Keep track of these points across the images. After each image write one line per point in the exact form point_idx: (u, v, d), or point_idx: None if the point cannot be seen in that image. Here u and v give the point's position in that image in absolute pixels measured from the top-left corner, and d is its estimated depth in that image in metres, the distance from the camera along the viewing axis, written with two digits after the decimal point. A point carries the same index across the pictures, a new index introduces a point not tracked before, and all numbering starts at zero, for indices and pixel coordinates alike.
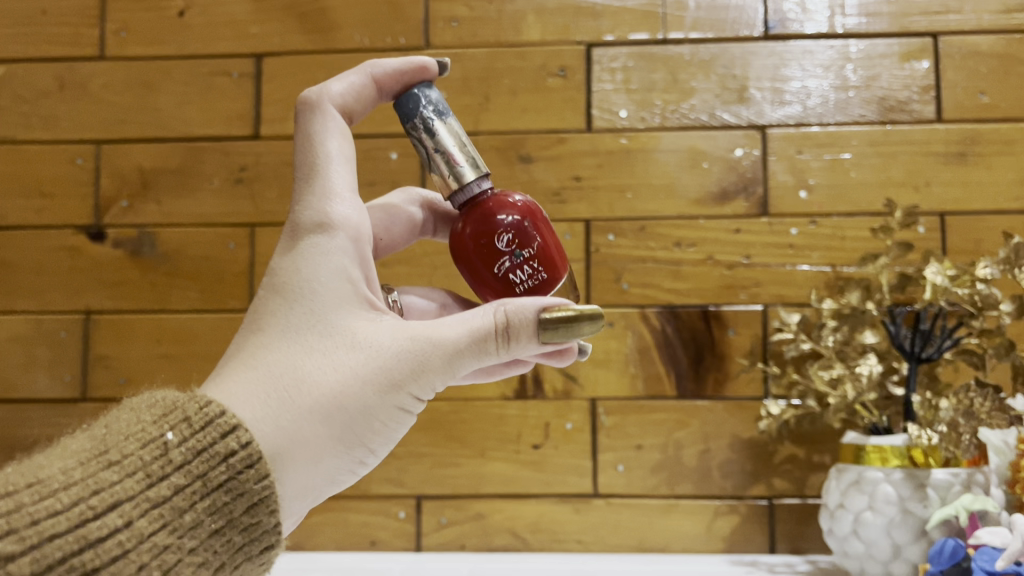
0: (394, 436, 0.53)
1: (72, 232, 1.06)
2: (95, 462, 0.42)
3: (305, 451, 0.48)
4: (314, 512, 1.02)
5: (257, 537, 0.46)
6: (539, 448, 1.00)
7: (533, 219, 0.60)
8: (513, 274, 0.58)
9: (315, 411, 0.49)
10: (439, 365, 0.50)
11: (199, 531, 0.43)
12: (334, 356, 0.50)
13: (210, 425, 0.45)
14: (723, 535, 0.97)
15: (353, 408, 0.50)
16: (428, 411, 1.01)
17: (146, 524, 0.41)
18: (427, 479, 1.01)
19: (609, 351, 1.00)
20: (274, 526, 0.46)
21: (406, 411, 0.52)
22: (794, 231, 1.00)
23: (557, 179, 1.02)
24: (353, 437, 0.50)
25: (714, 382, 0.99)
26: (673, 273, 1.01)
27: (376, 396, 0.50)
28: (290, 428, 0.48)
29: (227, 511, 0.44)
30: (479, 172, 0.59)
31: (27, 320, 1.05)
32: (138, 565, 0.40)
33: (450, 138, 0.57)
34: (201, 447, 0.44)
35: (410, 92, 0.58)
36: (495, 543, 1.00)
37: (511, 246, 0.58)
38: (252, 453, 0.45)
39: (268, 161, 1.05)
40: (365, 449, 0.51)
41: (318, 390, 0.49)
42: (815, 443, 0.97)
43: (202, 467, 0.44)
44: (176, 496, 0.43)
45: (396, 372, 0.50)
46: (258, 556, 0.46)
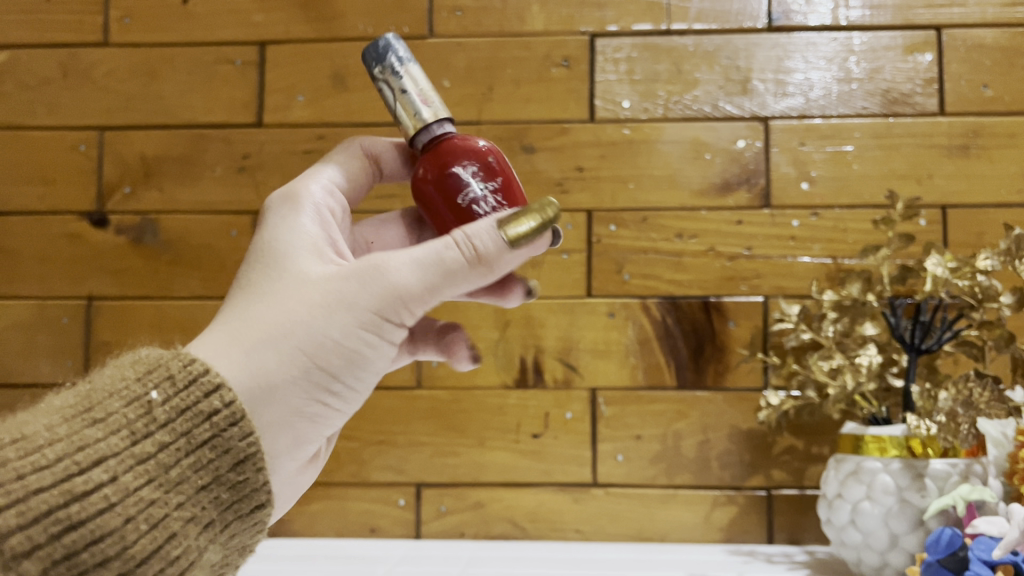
0: (363, 366, 0.51)
1: (75, 218, 1.06)
2: (79, 419, 0.43)
3: (259, 382, 0.48)
4: (315, 500, 1.03)
5: (245, 494, 0.46)
6: (539, 437, 1.00)
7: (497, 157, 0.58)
8: (478, 207, 0.56)
9: (269, 345, 0.48)
10: (394, 283, 0.49)
11: (184, 487, 0.44)
12: (287, 295, 0.50)
13: (193, 384, 0.45)
14: (722, 526, 0.98)
15: (305, 330, 0.49)
16: (429, 400, 1.02)
17: (131, 479, 0.42)
18: (428, 467, 1.01)
19: (610, 342, 1.01)
20: (262, 484, 0.47)
21: (370, 338, 0.50)
22: (796, 223, 1.00)
23: (559, 170, 1.03)
24: (313, 366, 0.49)
25: (714, 374, 1.00)
26: (674, 264, 1.01)
27: (328, 320, 0.49)
28: (243, 359, 0.48)
29: (213, 467, 0.45)
30: (439, 116, 0.58)
31: (30, 306, 1.05)
32: (124, 518, 0.41)
33: (417, 81, 0.57)
34: (185, 406, 0.45)
35: (376, 43, 0.58)
36: (494, 532, 1.00)
37: (477, 178, 0.56)
38: (236, 412, 0.46)
39: (270, 149, 1.05)
40: (330, 381, 0.50)
41: (269, 322, 0.49)
42: (813, 433, 0.98)
43: (186, 425, 0.44)
44: (160, 453, 0.43)
45: (346, 294, 0.49)
46: (249, 515, 0.47)
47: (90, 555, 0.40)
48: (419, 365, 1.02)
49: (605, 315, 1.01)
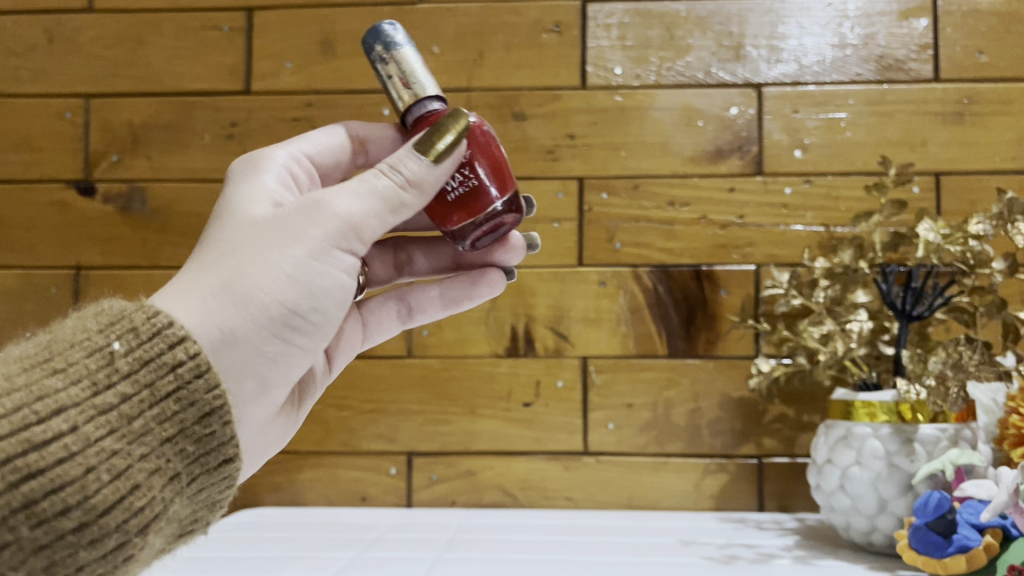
0: (326, 298, 0.50)
1: (61, 187, 1.05)
2: (39, 369, 0.42)
3: (217, 326, 0.47)
4: (306, 469, 1.02)
5: (212, 448, 0.46)
6: (530, 406, 1.00)
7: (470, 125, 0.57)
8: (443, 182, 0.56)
9: (229, 284, 0.48)
10: (340, 208, 0.50)
11: (148, 438, 0.43)
12: (241, 239, 0.49)
13: (157, 336, 0.45)
14: (712, 493, 0.98)
15: (265, 266, 0.48)
16: (419, 367, 1.02)
17: (92, 429, 0.42)
18: (419, 435, 1.01)
19: (601, 311, 1.00)
20: (229, 438, 0.47)
21: (327, 266, 0.50)
22: (788, 190, 0.99)
23: (551, 137, 1.02)
24: (272, 307, 0.48)
25: (706, 342, 0.99)
26: (665, 233, 1.00)
27: (282, 257, 0.49)
28: (197, 306, 0.47)
29: (178, 419, 0.45)
30: (428, 95, 0.57)
31: (17, 276, 1.04)
32: (85, 467, 0.41)
33: (403, 65, 0.57)
34: (148, 358, 0.44)
35: (376, 27, 0.58)
36: (485, 500, 1.01)
37: None
38: (200, 364, 0.45)
39: (258, 117, 1.04)
40: (294, 318, 0.50)
41: (227, 264, 0.48)
42: (804, 401, 0.97)
43: (149, 377, 0.44)
44: (123, 404, 0.43)
45: (298, 227, 0.49)
46: (215, 469, 0.47)
47: (50, 504, 0.40)
48: (410, 334, 1.02)
49: (597, 283, 1.00)
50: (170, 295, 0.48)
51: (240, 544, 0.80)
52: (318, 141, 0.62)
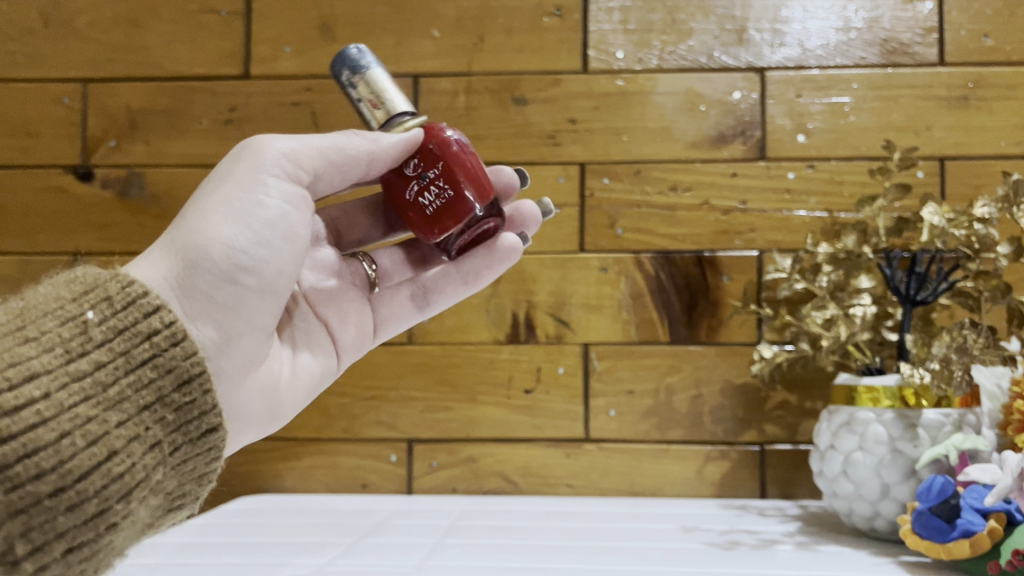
0: (272, 234, 0.54)
1: (59, 172, 1.05)
2: (12, 338, 0.44)
3: (160, 268, 0.51)
4: (305, 455, 1.02)
5: (193, 417, 0.48)
6: (531, 393, 1.00)
7: (443, 140, 0.61)
8: (422, 198, 0.61)
9: (174, 238, 0.52)
10: (268, 157, 0.55)
11: (125, 405, 0.45)
12: (188, 207, 0.54)
13: (131, 306, 0.47)
14: (714, 480, 0.98)
15: (203, 213, 0.52)
16: (419, 354, 1.01)
17: (66, 396, 0.43)
18: (419, 422, 1.01)
19: (603, 297, 1.00)
20: (212, 407, 0.49)
21: (264, 203, 0.54)
22: (792, 175, 0.99)
23: (551, 122, 1.01)
24: (214, 244, 0.51)
25: (708, 329, 0.99)
26: (667, 218, 0.99)
27: (218, 201, 0.53)
28: (147, 260, 0.51)
29: (155, 387, 0.47)
30: (397, 110, 0.61)
31: (15, 262, 1.03)
32: (60, 432, 0.42)
33: (368, 86, 0.60)
34: (122, 328, 0.46)
35: (343, 52, 0.62)
36: (486, 487, 1.00)
37: (417, 170, 0.61)
38: (175, 333, 0.48)
39: (257, 101, 1.03)
40: (241, 255, 0.52)
41: (175, 227, 0.53)
42: (806, 388, 0.97)
43: (124, 346, 0.46)
44: (97, 371, 0.45)
45: (233, 177, 0.54)
46: (198, 440, 0.49)
47: (24, 468, 0.41)
48: None
49: (598, 270, 1.00)
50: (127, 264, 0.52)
51: (239, 529, 0.79)
52: None
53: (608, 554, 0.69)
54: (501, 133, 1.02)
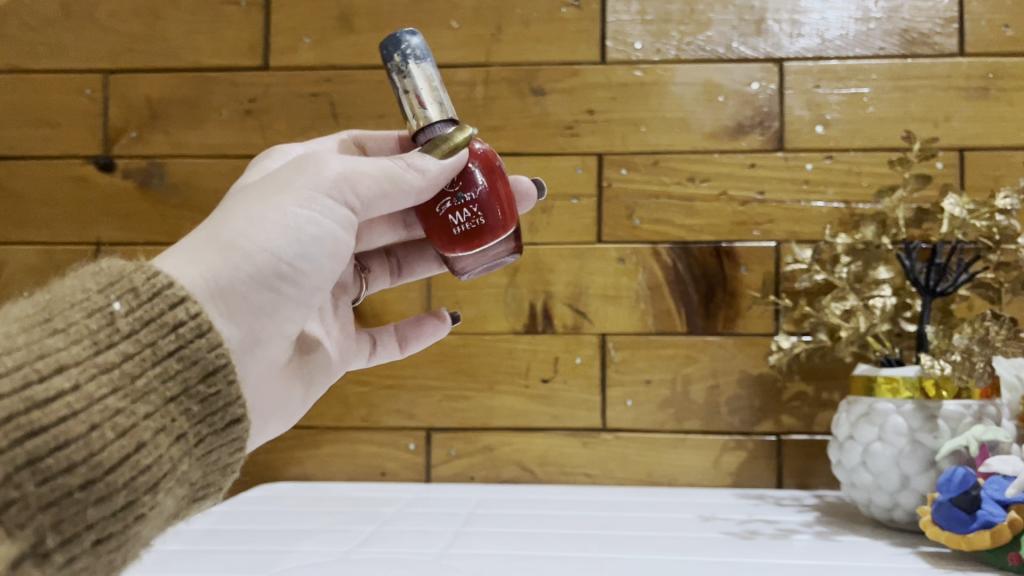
0: (312, 251, 0.51)
1: (81, 162, 1.05)
2: (39, 329, 0.41)
3: (204, 272, 0.47)
4: (325, 444, 1.03)
5: (218, 408, 0.46)
6: (548, 382, 1.00)
7: (483, 167, 0.61)
8: (452, 215, 0.60)
9: (216, 237, 0.48)
10: (335, 170, 0.52)
11: (151, 397, 0.43)
12: (236, 202, 0.50)
13: (158, 297, 0.44)
14: (731, 470, 0.98)
15: (251, 219, 0.49)
16: (437, 344, 1.02)
17: (95, 388, 0.40)
18: (437, 411, 1.02)
19: (621, 287, 1.00)
20: (237, 398, 0.46)
21: (322, 218, 0.51)
22: (810, 166, 0.99)
23: (569, 113, 1.01)
24: (260, 254, 0.48)
25: (725, 320, 0.99)
26: (685, 209, 1.00)
27: (273, 210, 0.49)
28: (185, 259, 0.47)
29: (180, 378, 0.44)
30: (444, 115, 0.59)
31: (38, 252, 1.05)
32: (89, 425, 0.40)
33: (420, 82, 0.59)
34: (149, 318, 0.43)
35: (395, 34, 0.60)
36: (503, 475, 1.01)
37: (454, 188, 0.59)
38: (201, 324, 0.45)
39: (276, 92, 1.04)
40: (285, 267, 0.50)
41: (217, 222, 0.49)
42: (823, 378, 0.97)
43: (151, 337, 0.43)
44: (124, 363, 0.42)
45: (286, 185, 0.50)
46: (223, 431, 0.47)
47: (55, 461, 0.38)
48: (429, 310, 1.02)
49: (615, 260, 1.00)
50: (162, 257, 0.48)
51: (262, 516, 0.81)
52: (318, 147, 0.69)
53: (629, 543, 0.69)
54: (519, 123, 1.02)
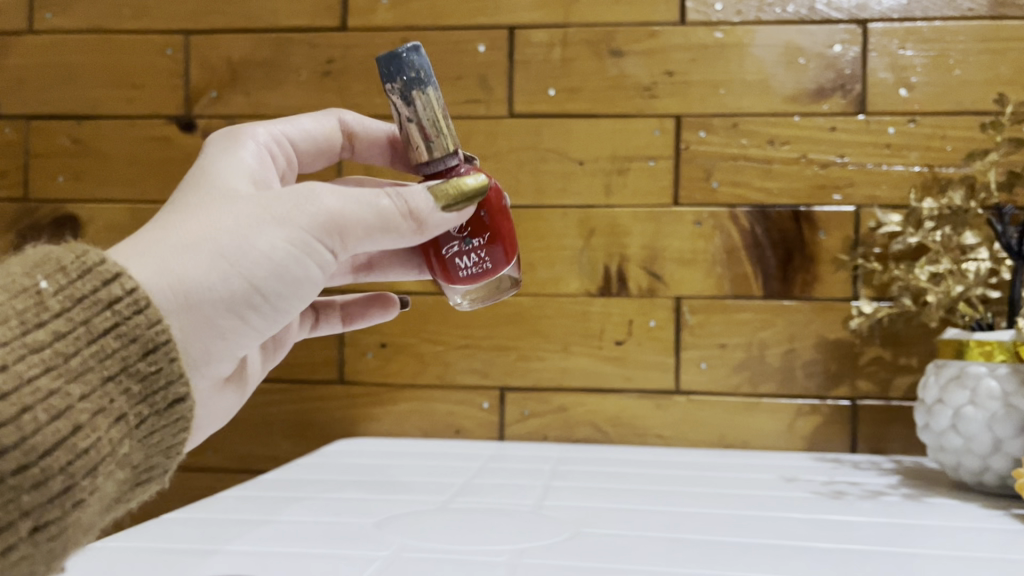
0: (287, 286, 0.48)
1: (163, 123, 1.07)
2: None
3: (176, 286, 0.45)
4: (401, 401, 1.05)
5: (159, 388, 0.44)
6: (622, 344, 1.01)
7: (493, 209, 0.59)
8: (458, 259, 0.59)
9: (191, 250, 0.46)
10: (329, 209, 0.48)
11: (89, 376, 0.41)
12: (221, 212, 0.48)
13: (89, 275, 0.43)
14: (804, 434, 0.98)
15: (231, 241, 0.46)
16: (512, 305, 1.03)
17: (25, 368, 0.39)
18: (511, 371, 1.03)
19: (697, 251, 1.00)
20: (178, 376, 0.45)
21: (304, 257, 0.48)
22: (892, 130, 0.97)
23: (648, 75, 1.01)
24: (228, 282, 0.46)
25: (802, 284, 0.99)
26: (764, 172, 0.99)
27: (257, 238, 0.47)
28: (161, 262, 0.45)
29: (118, 357, 0.42)
30: (450, 147, 0.57)
31: (122, 210, 1.07)
32: (20, 407, 0.38)
33: (427, 110, 0.56)
34: (81, 295, 0.42)
35: (396, 53, 0.56)
36: (577, 435, 1.02)
37: (462, 233, 0.58)
38: (139, 300, 0.43)
39: (354, 53, 1.05)
40: (256, 298, 0.47)
41: (195, 231, 0.47)
42: (901, 343, 0.97)
43: (84, 315, 0.42)
44: (56, 342, 0.40)
45: (275, 213, 0.48)
46: (164, 411, 0.45)
47: None
48: None
49: (692, 224, 1.00)
50: (140, 248, 0.46)
51: (350, 468, 0.82)
52: (305, 126, 0.65)
53: (719, 500, 0.70)
54: (596, 85, 1.02)
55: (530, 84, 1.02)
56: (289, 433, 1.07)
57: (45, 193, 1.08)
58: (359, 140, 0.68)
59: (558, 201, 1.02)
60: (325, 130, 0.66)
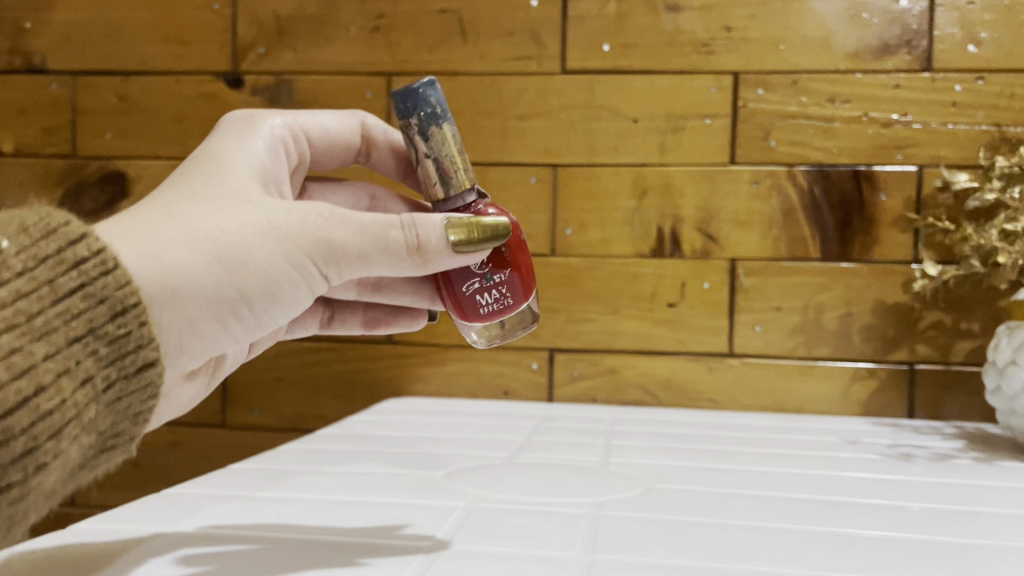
0: (274, 296, 0.46)
1: (210, 79, 1.06)
2: None
3: (164, 284, 0.42)
4: (449, 362, 1.04)
5: (128, 351, 0.39)
6: (675, 307, 0.99)
7: (514, 243, 0.57)
8: (479, 296, 0.56)
9: (187, 242, 0.43)
10: (335, 234, 0.45)
11: (53, 337, 0.37)
12: (225, 209, 0.45)
13: (53, 234, 0.39)
14: (860, 399, 0.97)
15: (230, 243, 0.44)
16: (562, 267, 1.01)
17: None
18: (561, 332, 1.02)
19: (753, 212, 0.98)
20: (151, 340, 0.40)
21: (294, 278, 0.46)
22: (958, 87, 0.94)
23: (705, 30, 0.98)
24: (216, 284, 0.44)
25: (861, 247, 0.96)
26: (824, 131, 0.97)
27: (254, 250, 0.44)
28: (155, 250, 0.43)
29: (85, 318, 0.38)
30: (466, 186, 0.56)
31: (169, 168, 1.06)
32: None
33: (443, 147, 0.55)
34: (44, 254, 0.37)
35: (411, 86, 0.55)
36: (626, 398, 1.01)
37: (484, 269, 0.56)
38: (107, 261, 0.39)
39: (404, 8, 1.03)
40: (238, 309, 0.45)
41: (194, 223, 0.44)
42: (963, 308, 0.94)
43: (47, 274, 0.37)
44: (17, 301, 0.36)
45: (279, 225, 0.45)
46: (135, 377, 0.40)
47: None
48: (554, 232, 1.02)
49: (749, 183, 0.98)
50: (133, 228, 0.44)
51: (404, 426, 0.82)
52: (324, 123, 0.63)
53: (784, 461, 0.69)
54: (652, 41, 0.99)
55: (583, 40, 1.00)
56: (336, 393, 1.06)
57: (92, 149, 1.08)
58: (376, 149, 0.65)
59: (610, 160, 1.00)
60: (345, 131, 0.64)
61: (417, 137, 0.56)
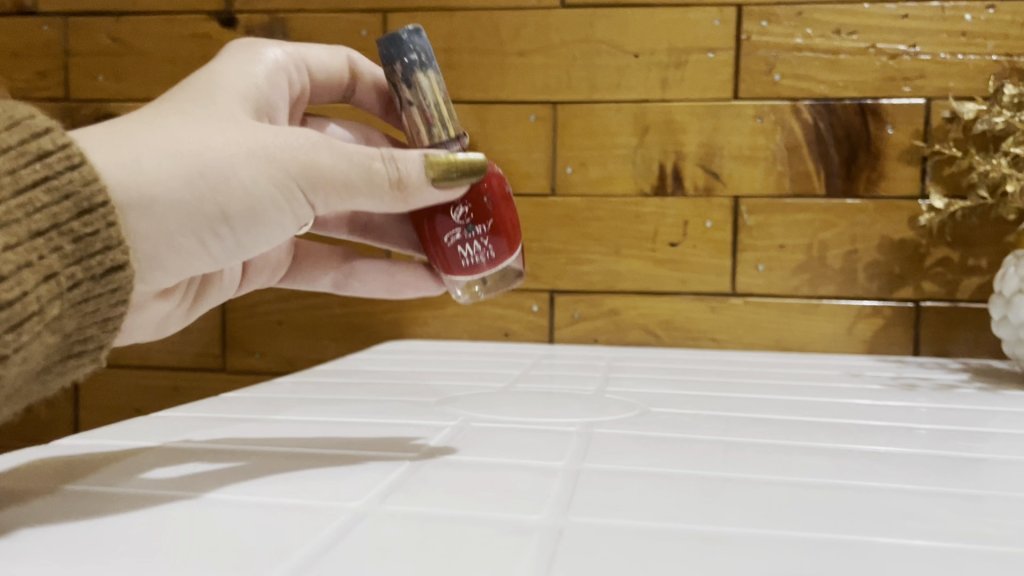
0: (255, 217, 0.43)
1: (203, 18, 1.04)
2: None
3: (143, 192, 0.39)
4: (449, 304, 1.03)
5: (95, 251, 0.37)
6: (677, 247, 0.98)
7: (498, 194, 0.54)
8: (460, 248, 0.53)
9: (168, 153, 0.40)
10: (320, 159, 0.44)
11: (15, 228, 0.35)
12: (209, 125, 0.43)
13: (16, 126, 0.37)
14: (865, 337, 0.95)
15: (214, 158, 0.41)
16: (562, 207, 1.00)
17: None
18: (562, 273, 1.01)
19: (757, 149, 0.96)
20: (120, 242, 0.38)
21: (277, 201, 0.43)
22: (968, 17, 0.91)
23: None
24: (198, 199, 0.41)
25: (866, 182, 0.94)
26: (830, 64, 0.94)
27: (238, 165, 0.42)
28: (133, 158, 0.40)
29: (50, 213, 0.36)
30: (448, 134, 0.52)
31: None
32: None
33: (428, 93, 0.52)
34: (6, 144, 0.35)
35: (396, 33, 0.53)
36: (628, 339, 1.00)
37: (465, 219, 0.53)
38: (73, 156, 0.37)
39: None
40: (216, 227, 0.42)
41: (176, 135, 0.41)
42: (971, 244, 0.93)
43: (9, 164, 0.35)
44: None
45: (265, 145, 0.43)
46: (103, 279, 0.38)
47: None
48: (554, 171, 1.00)
49: (752, 119, 0.96)
50: (111, 134, 0.41)
51: (403, 363, 0.81)
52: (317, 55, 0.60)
53: (783, 391, 0.68)
54: None
55: None
56: (336, 336, 1.06)
57: (86, 92, 1.07)
58: (364, 82, 0.63)
59: (610, 97, 0.98)
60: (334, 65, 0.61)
61: (400, 84, 0.53)
